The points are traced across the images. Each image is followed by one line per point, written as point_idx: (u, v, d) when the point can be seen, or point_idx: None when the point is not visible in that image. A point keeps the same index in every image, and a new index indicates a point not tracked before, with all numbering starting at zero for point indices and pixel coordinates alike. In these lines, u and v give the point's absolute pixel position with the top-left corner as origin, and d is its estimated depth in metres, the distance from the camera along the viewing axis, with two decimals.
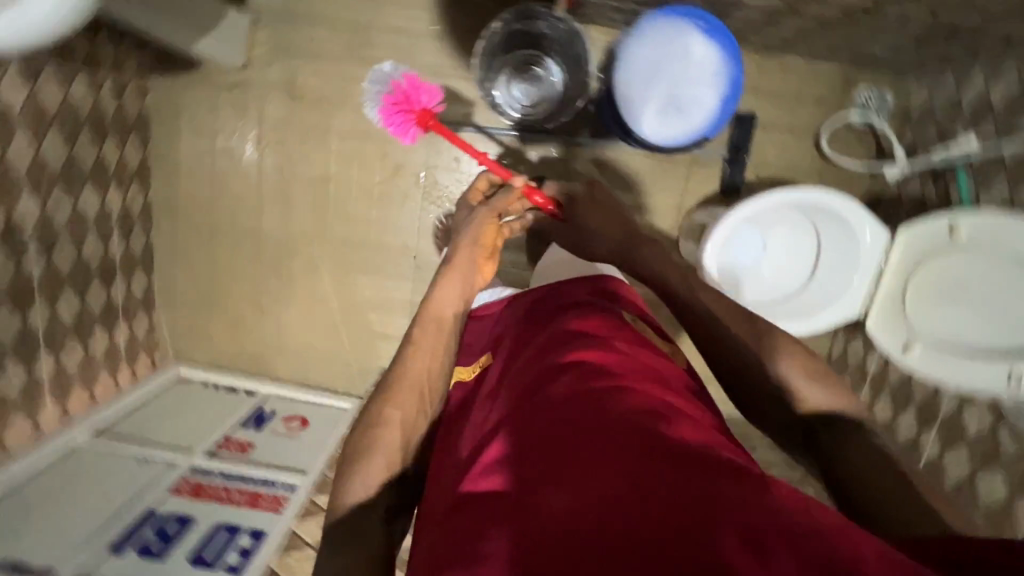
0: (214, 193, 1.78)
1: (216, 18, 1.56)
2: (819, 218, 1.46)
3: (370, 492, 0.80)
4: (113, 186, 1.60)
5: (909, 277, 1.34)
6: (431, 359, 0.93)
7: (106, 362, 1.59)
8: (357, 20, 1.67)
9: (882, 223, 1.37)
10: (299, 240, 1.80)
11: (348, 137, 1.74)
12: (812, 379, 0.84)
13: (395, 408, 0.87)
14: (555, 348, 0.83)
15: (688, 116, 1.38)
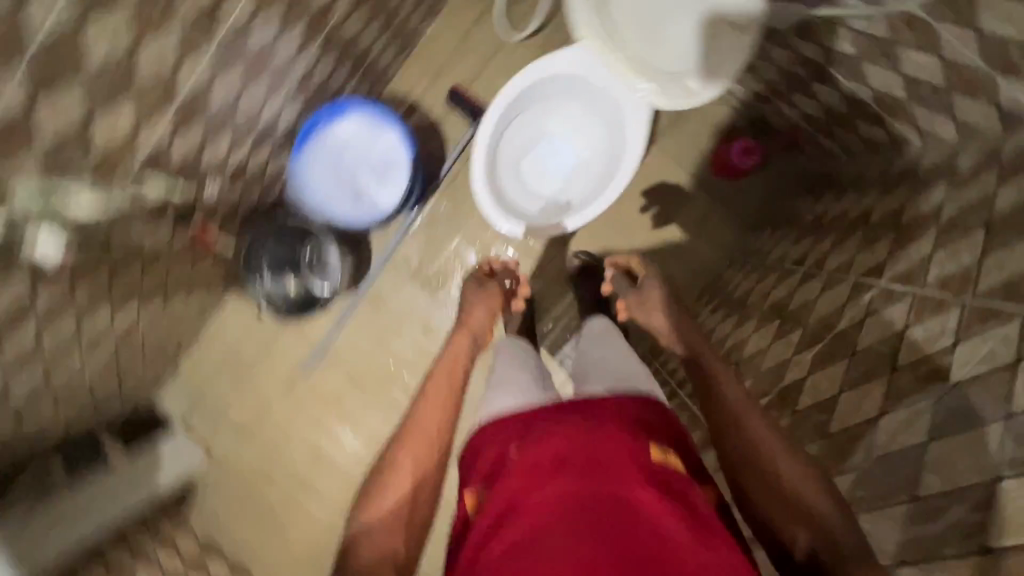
0: (255, 465, 1.70)
1: (153, 456, 1.55)
2: (532, 128, 1.26)
3: (387, 507, 0.80)
4: None
5: (578, 106, 1.24)
6: (441, 416, 0.91)
7: None
8: (214, 348, 1.67)
9: (581, 104, 1.22)
10: (279, 440, 1.69)
11: (247, 353, 1.67)
12: (803, 479, 0.69)
13: (409, 444, 0.87)
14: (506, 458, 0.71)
15: (390, 164, 1.32)
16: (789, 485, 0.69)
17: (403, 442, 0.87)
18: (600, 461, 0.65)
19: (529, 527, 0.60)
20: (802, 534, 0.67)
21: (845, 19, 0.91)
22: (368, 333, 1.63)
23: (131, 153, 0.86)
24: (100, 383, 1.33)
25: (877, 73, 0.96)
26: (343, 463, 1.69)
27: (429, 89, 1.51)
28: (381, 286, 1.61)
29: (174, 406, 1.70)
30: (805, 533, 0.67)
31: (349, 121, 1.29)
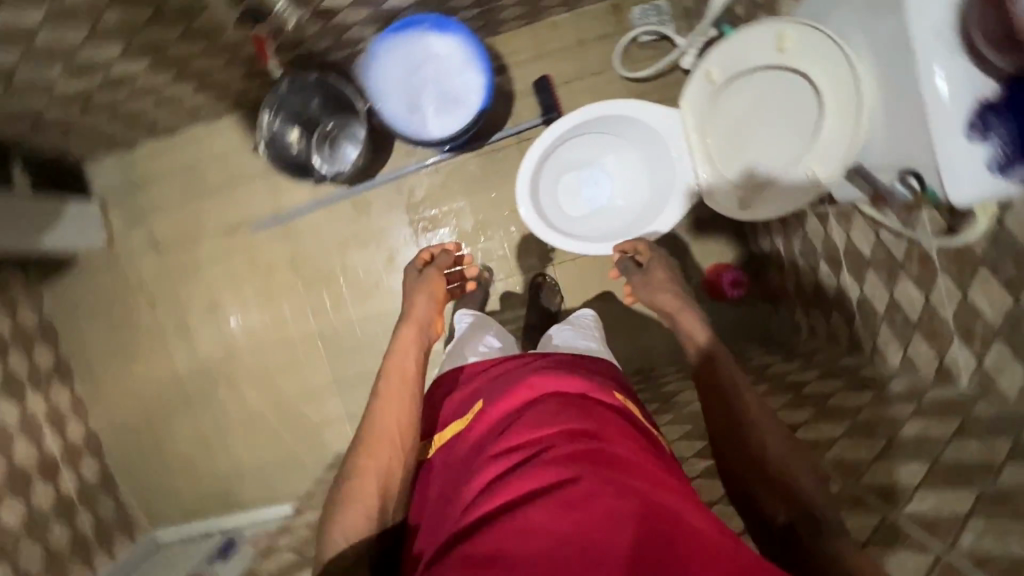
0: (149, 281, 1.60)
1: (57, 212, 1.44)
2: (597, 148, 1.32)
3: (357, 532, 0.77)
4: (18, 351, 1.47)
5: (641, 157, 1.30)
6: (403, 413, 0.88)
7: (67, 460, 1.52)
8: (182, 153, 1.56)
9: (645, 156, 1.29)
10: (188, 274, 1.60)
11: (211, 176, 1.57)
12: (793, 455, 0.75)
13: (371, 454, 0.83)
14: (482, 440, 0.75)
15: (463, 103, 1.30)
16: (780, 467, 0.73)
17: (361, 454, 0.84)
18: (572, 411, 0.70)
19: (506, 462, 0.64)
20: (783, 507, 0.71)
21: (877, 228, 1.05)
22: (336, 230, 1.59)
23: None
24: (55, 111, 1.22)
25: (874, 283, 1.10)
26: (235, 331, 1.61)
27: (525, 62, 1.54)
28: (374, 197, 1.58)
29: (105, 180, 1.58)
30: (788, 507, 0.71)
31: (449, 40, 1.27)
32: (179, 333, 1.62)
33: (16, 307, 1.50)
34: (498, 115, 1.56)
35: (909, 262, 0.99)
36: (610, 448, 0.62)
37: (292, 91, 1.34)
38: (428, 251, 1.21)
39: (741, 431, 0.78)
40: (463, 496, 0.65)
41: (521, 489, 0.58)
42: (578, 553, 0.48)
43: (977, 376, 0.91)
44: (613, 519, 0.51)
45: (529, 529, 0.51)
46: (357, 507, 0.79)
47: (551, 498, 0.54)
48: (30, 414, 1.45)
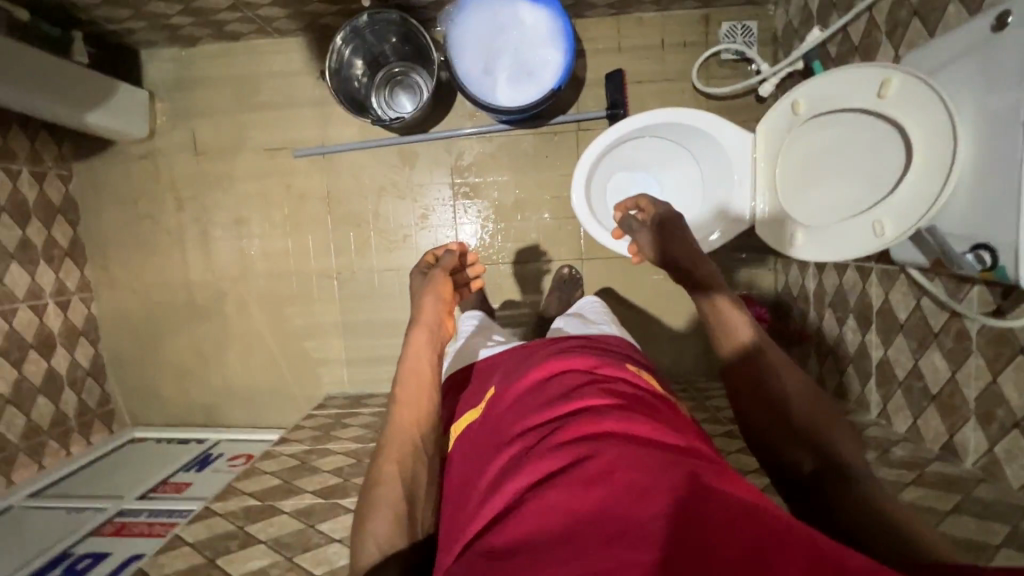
0: (180, 183, 1.58)
1: (106, 92, 1.41)
2: (658, 153, 1.30)
3: (385, 543, 0.74)
4: (38, 222, 1.45)
5: (699, 172, 1.28)
6: (421, 415, 0.87)
7: (63, 340, 1.51)
8: (240, 63, 1.54)
9: (703, 173, 1.27)
10: (221, 185, 1.58)
11: (265, 92, 1.55)
12: (814, 415, 0.71)
13: (392, 458, 0.81)
14: (501, 416, 0.74)
15: (534, 79, 1.28)
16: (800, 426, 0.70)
17: (383, 457, 0.82)
18: (586, 390, 0.69)
19: (527, 445, 0.63)
20: (807, 458, 0.69)
21: (920, 295, 1.05)
22: (377, 175, 1.57)
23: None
24: None
25: (900, 348, 1.10)
26: (255, 251, 1.60)
27: (602, 51, 1.52)
28: (423, 151, 1.57)
29: (159, 71, 1.55)
30: (814, 460, 0.68)
31: (536, 14, 1.26)
32: (199, 241, 1.60)
33: (45, 178, 1.48)
34: (563, 98, 1.53)
35: (944, 334, 0.99)
36: (626, 424, 0.60)
37: (370, 26, 1.32)
38: (433, 254, 1.17)
39: (758, 388, 0.74)
40: (489, 477, 0.64)
41: (543, 472, 0.56)
42: (598, 524, 0.47)
43: (985, 460, 0.91)
44: (633, 489, 0.49)
45: (547, 510, 0.51)
46: (380, 512, 0.76)
47: (569, 477, 0.53)
48: (37, 287, 1.44)
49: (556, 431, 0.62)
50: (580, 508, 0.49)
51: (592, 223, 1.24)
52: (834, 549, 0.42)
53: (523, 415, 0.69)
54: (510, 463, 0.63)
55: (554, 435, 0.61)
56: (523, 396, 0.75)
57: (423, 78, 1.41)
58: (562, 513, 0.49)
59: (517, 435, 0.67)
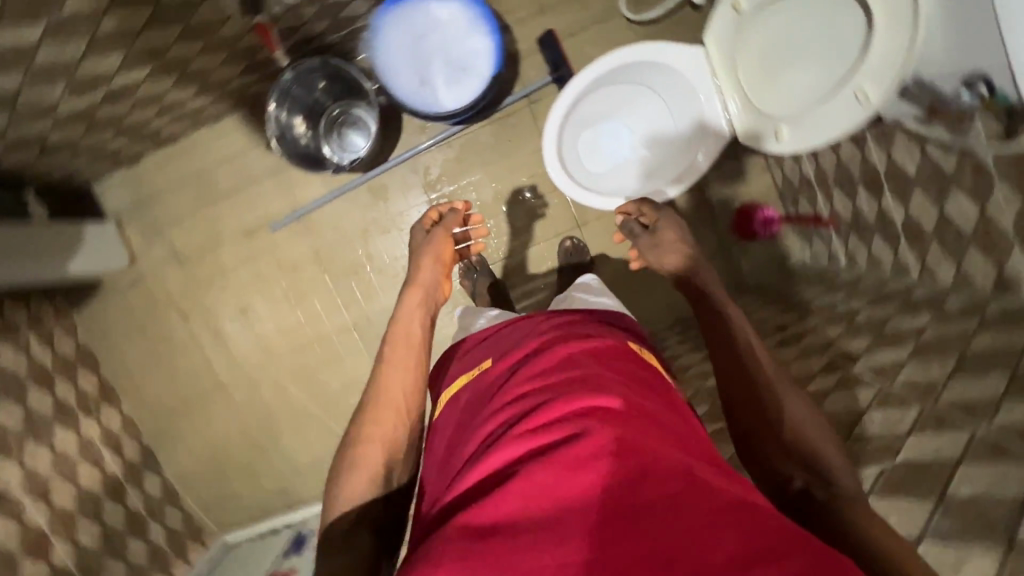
0: (177, 295, 1.59)
1: (76, 237, 1.42)
2: (620, 98, 1.27)
3: (353, 500, 0.79)
4: (63, 380, 1.48)
5: (667, 103, 1.24)
6: (409, 383, 0.89)
7: (129, 478, 1.55)
8: (188, 161, 1.53)
9: (671, 102, 1.23)
10: (216, 282, 1.59)
11: (222, 180, 1.54)
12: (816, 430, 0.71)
13: (373, 422, 0.84)
14: (489, 389, 0.73)
15: (471, 71, 1.25)
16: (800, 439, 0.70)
17: (365, 418, 0.85)
18: (583, 362, 0.68)
19: (516, 414, 0.62)
20: (802, 474, 0.68)
21: (923, 144, 1.01)
22: (356, 218, 1.56)
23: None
24: (60, 134, 1.19)
25: (921, 201, 1.07)
26: (270, 333, 1.61)
27: (526, 19, 1.47)
28: (390, 179, 1.55)
29: (117, 198, 1.55)
30: (805, 480, 0.67)
31: (451, 5, 1.22)
32: (216, 342, 1.62)
33: (53, 337, 1.50)
34: (505, 78, 1.50)
35: (961, 173, 0.96)
36: (614, 397, 0.59)
37: (296, 81, 1.29)
38: (436, 211, 1.18)
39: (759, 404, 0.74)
40: (472, 448, 0.64)
41: (539, 445, 0.56)
42: (591, 517, 0.48)
43: None
44: (625, 485, 0.50)
45: (529, 494, 0.51)
46: (358, 471, 0.80)
47: (554, 460, 0.53)
48: (86, 439, 1.47)
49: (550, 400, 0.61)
50: (577, 494, 0.50)
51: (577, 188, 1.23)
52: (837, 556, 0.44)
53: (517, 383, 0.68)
54: (499, 431, 0.62)
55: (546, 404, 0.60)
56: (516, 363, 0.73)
57: (365, 110, 1.39)
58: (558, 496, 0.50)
59: (510, 401, 0.65)
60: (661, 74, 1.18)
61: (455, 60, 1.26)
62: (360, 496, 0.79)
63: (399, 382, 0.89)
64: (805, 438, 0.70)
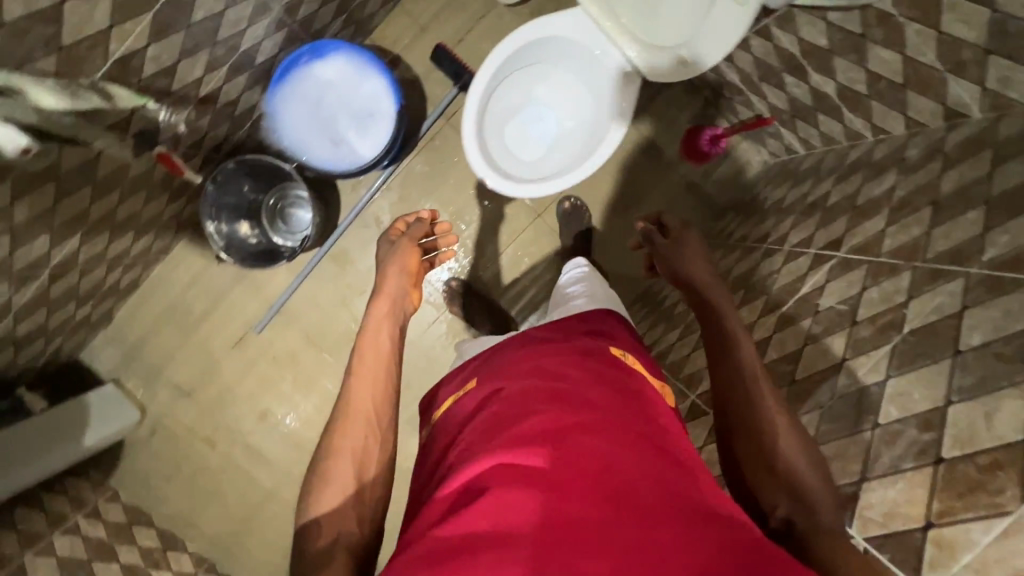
0: (197, 425, 1.61)
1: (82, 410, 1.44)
2: (527, 88, 1.26)
3: (322, 510, 0.84)
4: (124, 545, 1.50)
5: (572, 76, 1.24)
6: (374, 392, 0.96)
7: None
8: (159, 299, 1.55)
9: (576, 75, 1.23)
10: (227, 400, 1.60)
11: (196, 305, 1.55)
12: (803, 452, 0.72)
13: (345, 435, 0.91)
14: (488, 403, 0.80)
15: (376, 117, 1.25)
16: (788, 468, 0.71)
17: (340, 430, 0.92)
18: (584, 390, 0.76)
19: (514, 431, 0.70)
20: (784, 501, 0.70)
21: (824, 13, 0.99)
22: (332, 291, 1.57)
23: (98, 56, 0.78)
24: (26, 325, 1.20)
25: (845, 68, 1.05)
26: (295, 427, 1.62)
27: (412, 43, 1.47)
28: (347, 242, 1.55)
29: (106, 359, 1.57)
30: (786, 505, 0.69)
31: (335, 61, 1.22)
32: (249, 455, 1.63)
33: (99, 509, 1.53)
34: (415, 106, 1.50)
35: (870, 28, 0.94)
36: (608, 432, 0.68)
37: (222, 190, 1.30)
38: (401, 222, 1.25)
39: (748, 426, 0.75)
40: (467, 454, 0.72)
41: (536, 467, 0.65)
42: (570, 539, 0.57)
43: (990, 100, 0.86)
44: (606, 519, 0.58)
45: (504, 506, 0.61)
46: (331, 477, 0.86)
47: (527, 476, 0.63)
48: None
49: (551, 427, 0.69)
50: (566, 517, 0.59)
51: (520, 186, 1.20)
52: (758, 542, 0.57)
53: (520, 400, 0.76)
54: (498, 441, 0.70)
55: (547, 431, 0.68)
56: (520, 380, 0.80)
57: (298, 188, 1.40)
58: (547, 517, 0.59)
59: (511, 416, 0.73)
60: (558, 50, 1.16)
61: (359, 112, 1.26)
62: (335, 499, 0.85)
63: (371, 394, 0.96)
64: (789, 465, 0.72)
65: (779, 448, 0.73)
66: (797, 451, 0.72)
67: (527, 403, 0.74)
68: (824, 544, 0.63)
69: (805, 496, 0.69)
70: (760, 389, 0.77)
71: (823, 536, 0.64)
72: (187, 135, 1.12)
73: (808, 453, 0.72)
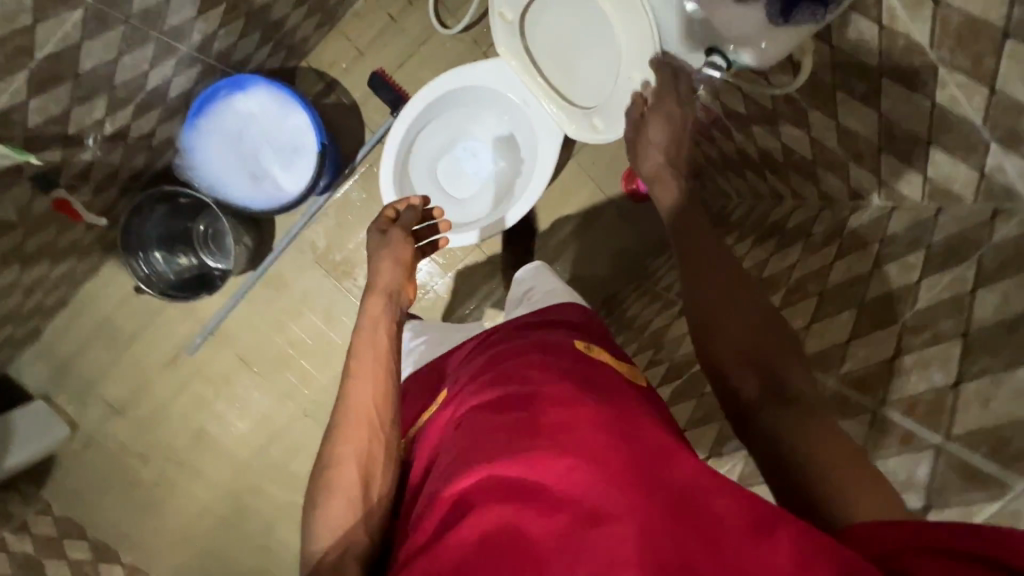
0: (130, 441, 1.61)
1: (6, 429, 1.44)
2: (460, 131, 1.25)
3: (337, 535, 0.69)
4: (52, 560, 1.52)
5: (503, 124, 1.23)
6: (376, 391, 0.78)
7: None
8: (89, 315, 1.53)
9: (505, 123, 1.22)
10: (159, 417, 1.60)
11: (127, 323, 1.54)
12: (762, 331, 0.66)
13: (349, 443, 0.74)
14: (463, 406, 0.69)
15: (302, 149, 1.22)
16: (756, 350, 0.65)
17: (340, 436, 0.75)
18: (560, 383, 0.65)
19: (496, 440, 0.59)
20: (754, 379, 0.64)
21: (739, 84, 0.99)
22: (267, 314, 1.56)
23: None
24: None
25: (764, 136, 1.05)
26: (229, 445, 1.62)
27: (350, 67, 1.43)
28: (282, 265, 1.54)
29: (35, 373, 1.56)
30: (756, 379, 0.64)
31: (257, 96, 1.19)
32: (182, 471, 1.63)
33: (28, 522, 1.53)
34: (352, 131, 1.46)
35: (780, 106, 0.94)
36: (595, 423, 0.58)
37: (142, 223, 1.28)
38: (392, 208, 1.01)
39: (705, 315, 0.69)
40: (447, 473, 0.61)
41: (526, 485, 0.54)
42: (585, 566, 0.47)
43: (884, 191, 0.85)
44: (622, 530, 0.48)
45: (490, 527, 0.51)
46: (337, 493, 0.71)
47: (508, 487, 0.53)
48: None
49: (535, 429, 0.58)
50: (573, 539, 0.49)
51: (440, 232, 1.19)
52: (775, 510, 0.48)
53: (497, 403, 0.65)
54: (480, 455, 0.58)
55: (533, 434, 0.57)
56: (491, 385, 0.70)
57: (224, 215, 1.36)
58: (552, 544, 0.49)
59: (488, 426, 0.62)
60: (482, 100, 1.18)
61: (282, 150, 1.23)
62: (352, 522, 0.69)
63: (372, 393, 0.78)
64: (755, 348, 0.66)
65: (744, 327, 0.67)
66: (760, 330, 0.66)
67: (503, 407, 0.63)
68: (808, 424, 0.59)
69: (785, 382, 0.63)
70: (718, 277, 0.71)
71: (807, 412, 0.60)
72: (95, 170, 1.09)
73: (777, 334, 0.66)
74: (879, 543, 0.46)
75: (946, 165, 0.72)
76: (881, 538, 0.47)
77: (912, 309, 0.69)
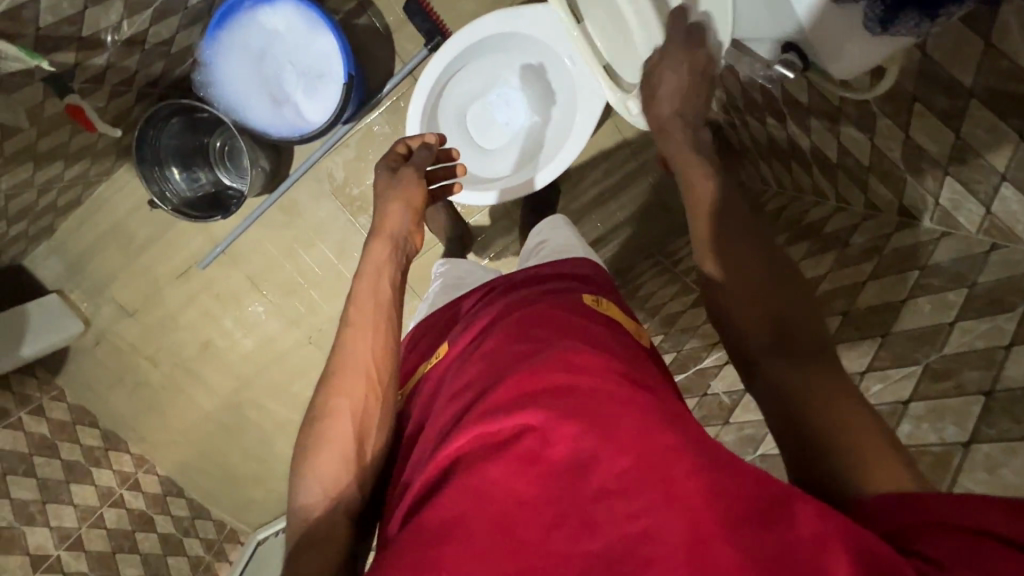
0: (140, 344, 1.66)
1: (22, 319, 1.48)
2: (495, 75, 1.17)
3: (325, 488, 0.71)
4: (66, 442, 1.62)
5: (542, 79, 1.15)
6: (376, 344, 0.80)
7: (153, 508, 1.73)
8: (103, 217, 1.53)
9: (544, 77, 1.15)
10: (169, 325, 1.64)
11: (141, 230, 1.54)
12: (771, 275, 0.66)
13: (343, 394, 0.76)
14: (471, 360, 0.68)
15: (325, 74, 1.15)
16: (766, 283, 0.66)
17: (335, 384, 0.76)
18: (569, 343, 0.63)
19: (499, 397, 0.58)
20: (760, 313, 0.65)
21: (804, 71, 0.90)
22: (279, 238, 1.55)
23: None
24: None
25: (819, 131, 0.97)
26: (235, 361, 1.67)
27: None
28: (298, 191, 1.51)
29: (50, 267, 1.58)
30: (762, 314, 0.64)
31: (280, 10, 1.12)
32: (189, 377, 1.70)
33: (44, 406, 1.63)
34: (381, 59, 1.37)
35: (845, 104, 0.86)
36: (602, 387, 0.56)
37: (159, 133, 1.24)
38: (404, 143, 1.01)
39: (719, 250, 0.69)
40: (451, 427, 0.61)
41: (524, 446, 0.53)
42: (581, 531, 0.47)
43: (937, 215, 0.80)
44: (624, 498, 0.47)
45: (481, 486, 0.51)
46: (328, 444, 0.73)
47: (507, 448, 0.53)
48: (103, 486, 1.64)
49: (540, 390, 0.57)
50: (571, 505, 0.48)
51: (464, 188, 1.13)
52: (787, 490, 0.46)
53: (504, 360, 0.64)
54: (481, 411, 0.58)
55: (536, 395, 0.56)
56: (500, 341, 0.68)
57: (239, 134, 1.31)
58: (547, 507, 0.49)
59: (490, 385, 0.61)
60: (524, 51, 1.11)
61: (304, 73, 1.16)
62: (342, 474, 0.72)
63: (371, 348, 0.79)
64: (763, 290, 0.66)
65: (752, 266, 0.67)
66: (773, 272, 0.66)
67: (509, 365, 0.62)
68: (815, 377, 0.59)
69: (788, 327, 0.63)
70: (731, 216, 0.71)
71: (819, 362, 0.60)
72: (111, 75, 1.04)
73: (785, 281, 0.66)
74: (891, 521, 0.47)
75: (1014, 203, 0.67)
76: (903, 518, 0.46)
77: (938, 352, 0.67)
